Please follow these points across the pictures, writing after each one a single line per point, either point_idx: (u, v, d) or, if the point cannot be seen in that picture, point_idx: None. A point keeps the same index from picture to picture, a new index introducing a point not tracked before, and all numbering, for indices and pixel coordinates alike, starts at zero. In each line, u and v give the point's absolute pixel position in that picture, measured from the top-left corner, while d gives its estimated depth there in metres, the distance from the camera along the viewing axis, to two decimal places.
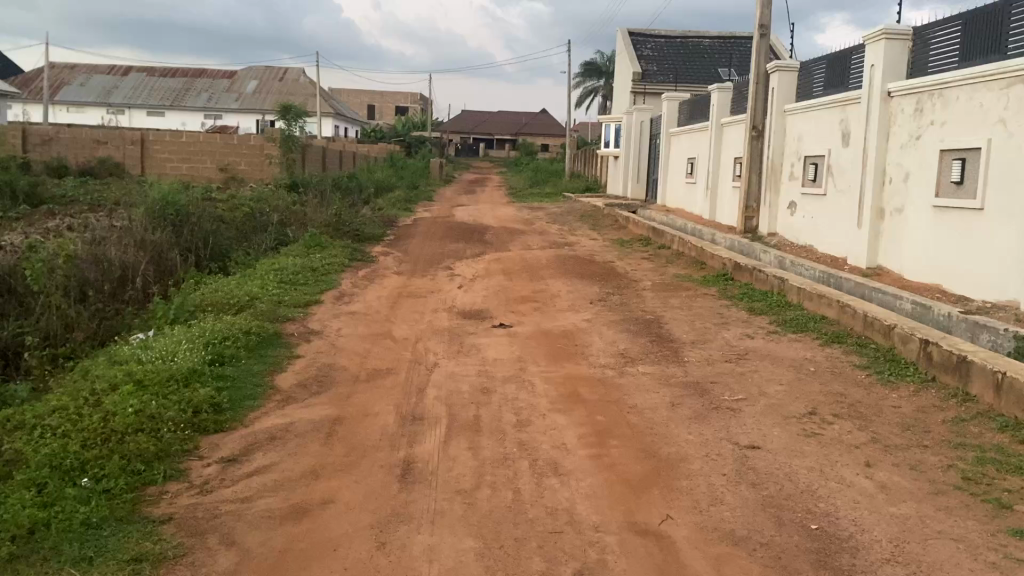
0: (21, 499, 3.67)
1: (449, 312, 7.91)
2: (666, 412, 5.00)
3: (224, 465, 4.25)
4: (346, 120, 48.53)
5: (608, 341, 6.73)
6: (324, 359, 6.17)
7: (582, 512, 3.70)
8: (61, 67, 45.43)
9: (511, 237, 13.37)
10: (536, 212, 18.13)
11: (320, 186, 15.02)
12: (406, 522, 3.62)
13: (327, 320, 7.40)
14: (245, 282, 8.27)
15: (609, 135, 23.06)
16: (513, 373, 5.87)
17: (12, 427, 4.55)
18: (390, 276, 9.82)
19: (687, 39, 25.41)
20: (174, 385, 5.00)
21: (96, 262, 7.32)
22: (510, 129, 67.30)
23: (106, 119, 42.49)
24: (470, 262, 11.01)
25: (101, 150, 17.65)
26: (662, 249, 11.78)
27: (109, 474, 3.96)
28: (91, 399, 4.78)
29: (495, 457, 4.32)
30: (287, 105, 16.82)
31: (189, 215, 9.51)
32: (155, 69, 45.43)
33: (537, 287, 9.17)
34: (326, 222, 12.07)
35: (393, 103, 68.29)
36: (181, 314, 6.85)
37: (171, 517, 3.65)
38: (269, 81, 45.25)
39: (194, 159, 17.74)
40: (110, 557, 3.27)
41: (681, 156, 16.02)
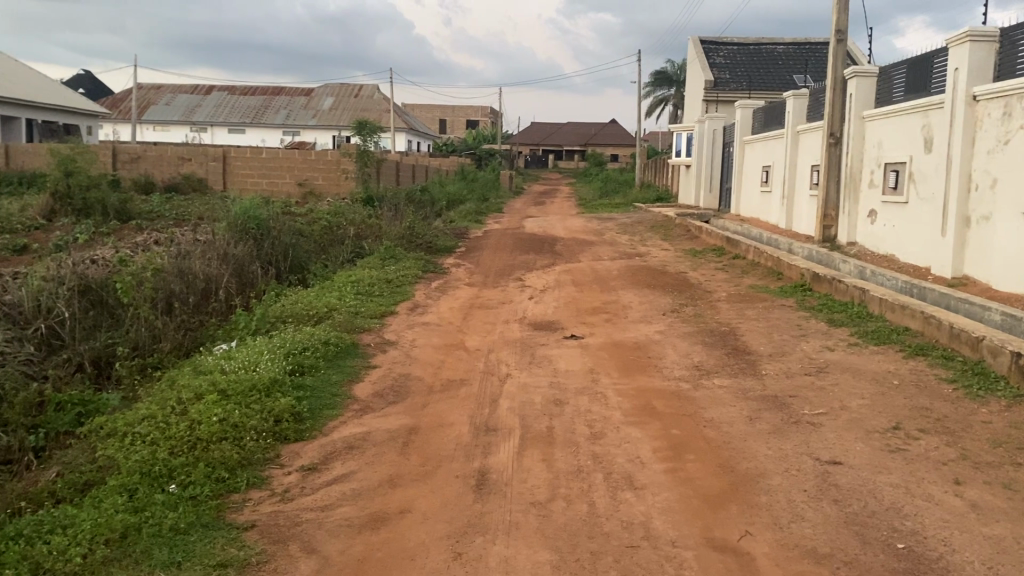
0: (114, 505, 3.81)
1: (521, 323, 7.93)
2: (743, 426, 4.90)
3: (305, 473, 4.34)
4: (419, 135, 49.23)
5: (682, 353, 6.65)
6: (400, 369, 6.26)
7: (658, 527, 3.66)
8: (148, 88, 47.31)
9: (582, 248, 13.35)
10: (606, 222, 18.05)
11: (393, 200, 15.27)
12: (482, 532, 3.64)
13: (401, 331, 7.51)
14: (323, 294, 8.45)
15: (681, 145, 22.84)
16: (586, 385, 5.84)
17: (105, 435, 4.73)
18: (462, 287, 9.91)
19: (760, 47, 25.04)
20: (256, 394, 5.13)
21: (183, 275, 7.57)
22: (580, 140, 67.24)
23: (190, 137, 44.07)
24: (542, 273, 11.04)
25: (185, 167, 18.31)
26: (736, 260, 11.61)
27: (195, 481, 4.08)
28: (178, 408, 4.93)
29: (570, 469, 4.31)
30: (362, 121, 17.16)
31: (269, 228, 9.77)
32: (236, 88, 46.91)
33: (609, 298, 9.13)
34: (400, 234, 12.26)
35: (464, 117, 68.99)
36: (262, 326, 7.04)
37: (254, 524, 3.74)
38: (344, 97, 46.23)
39: (274, 175, 18.20)
40: (198, 563, 3.37)
41: (756, 164, 15.76)
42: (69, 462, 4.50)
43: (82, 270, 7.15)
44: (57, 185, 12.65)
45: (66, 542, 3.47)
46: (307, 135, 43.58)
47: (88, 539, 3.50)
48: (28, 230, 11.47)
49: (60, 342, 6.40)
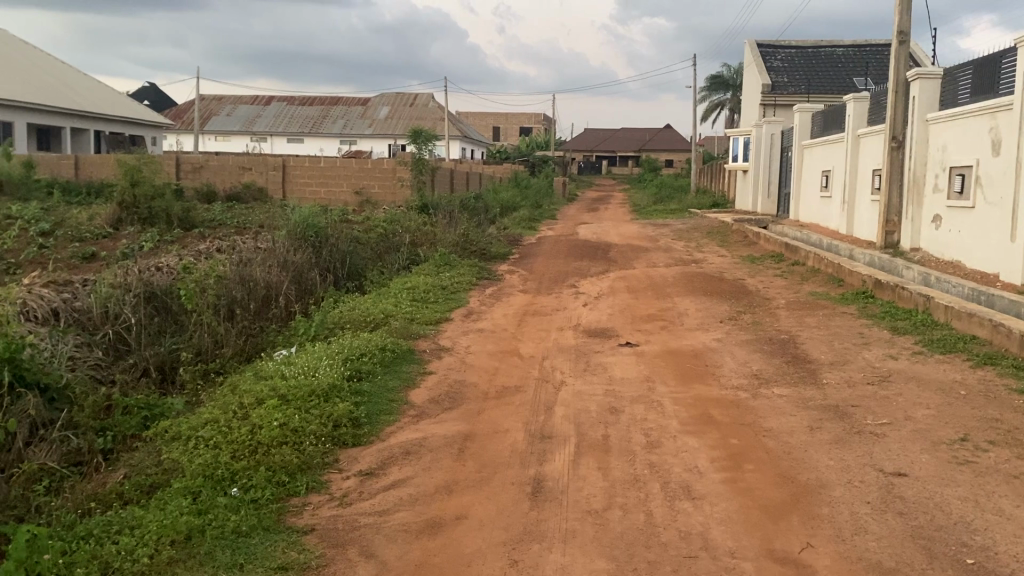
0: (179, 507, 3.90)
1: (575, 330, 7.91)
2: (803, 436, 4.81)
3: (362, 478, 4.39)
4: (473, 143, 49.54)
5: (740, 361, 6.56)
6: (455, 375, 6.29)
7: (717, 538, 3.61)
8: (210, 99, 48.43)
9: (636, 254, 13.27)
10: (661, 228, 17.92)
11: (448, 207, 15.38)
12: (537, 540, 3.63)
13: (456, 337, 7.55)
14: (379, 301, 8.55)
15: (737, 149, 22.56)
16: (642, 393, 5.79)
17: (170, 438, 4.86)
18: (516, 294, 9.92)
19: (819, 50, 24.65)
20: (315, 399, 5.22)
21: (244, 282, 7.73)
22: (635, 146, 66.90)
23: (250, 146, 44.96)
24: (596, 279, 11.00)
25: (246, 176, 18.71)
26: (795, 266, 11.42)
27: (256, 485, 4.16)
28: (240, 413, 5.04)
29: (626, 478, 4.28)
30: (418, 129, 17.32)
31: (327, 236, 9.92)
32: (294, 98, 47.80)
33: (664, 305, 9.05)
34: (455, 242, 12.34)
35: (517, 124, 69.21)
36: (321, 332, 7.16)
37: (314, 528, 3.80)
38: (399, 106, 46.76)
39: (332, 183, 18.45)
40: (259, 565, 3.43)
41: (815, 169, 15.50)
42: (136, 464, 4.61)
43: (148, 278, 7.33)
44: (124, 194, 13.02)
45: (134, 542, 3.56)
46: (364, 144, 44.25)
47: (154, 539, 3.59)
48: (97, 238, 11.82)
49: (127, 347, 6.52)
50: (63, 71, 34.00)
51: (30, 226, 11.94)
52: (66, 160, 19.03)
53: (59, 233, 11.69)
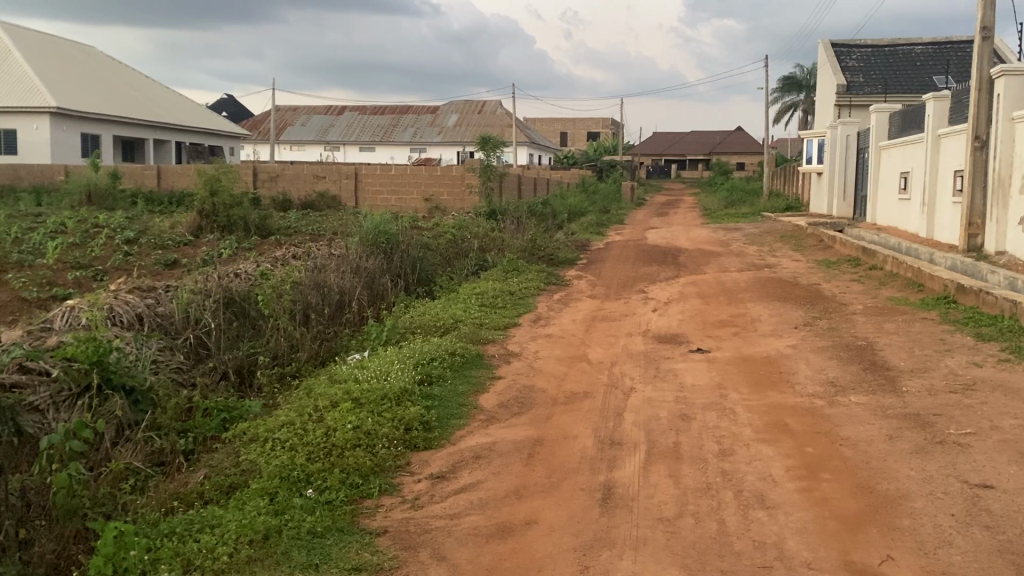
0: (257, 507, 4.00)
1: (645, 336, 7.83)
2: (883, 445, 4.67)
3: (434, 481, 4.43)
4: (540, 148, 49.61)
5: (815, 368, 6.41)
6: (524, 381, 6.30)
7: (792, 548, 3.53)
8: (285, 109, 49.73)
9: (707, 259, 13.09)
10: (732, 232, 17.65)
11: (516, 213, 15.43)
12: (608, 547, 3.61)
13: (525, 342, 7.56)
14: (448, 306, 8.63)
15: (812, 151, 22.08)
16: (714, 400, 5.71)
17: (249, 440, 5.00)
18: (584, 299, 9.90)
19: (897, 48, 23.98)
20: (387, 402, 5.30)
21: (319, 287, 7.89)
22: (705, 149, 66.04)
23: (324, 155, 45.90)
24: (665, 285, 10.88)
25: (320, 184, 19.14)
26: (872, 271, 11.10)
27: (331, 486, 4.25)
28: (315, 416, 5.15)
29: (698, 486, 4.22)
30: (486, 136, 17.43)
31: (398, 242, 10.05)
32: (365, 108, 48.67)
33: (736, 310, 8.91)
34: (523, 247, 12.38)
35: (585, 129, 69.04)
36: (392, 337, 7.30)
37: (386, 530, 3.85)
38: (468, 113, 47.12)
39: (402, 191, 18.70)
40: (334, 565, 3.50)
41: (893, 170, 15.06)
42: (216, 465, 4.74)
43: (226, 283, 7.53)
44: (204, 203, 13.42)
45: (214, 541, 3.66)
46: (433, 151, 44.79)
47: (233, 539, 3.68)
48: (178, 246, 12.22)
49: (207, 351, 6.69)
50: (147, 86, 35.31)
51: (116, 234, 12.42)
52: (149, 170, 19.73)
53: (143, 241, 12.12)
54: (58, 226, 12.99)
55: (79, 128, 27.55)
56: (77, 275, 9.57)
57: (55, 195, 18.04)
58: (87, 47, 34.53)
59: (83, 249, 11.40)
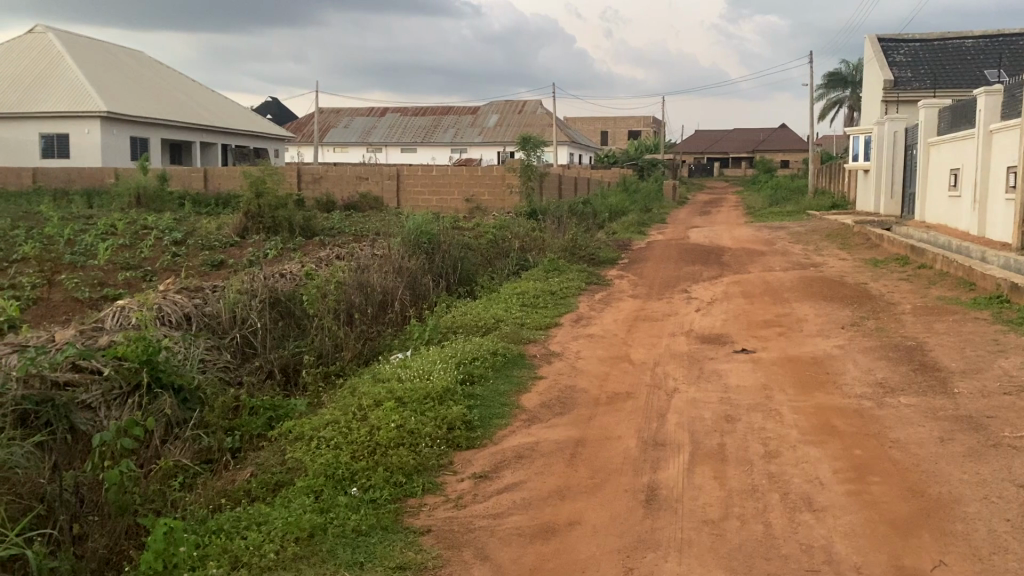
0: (303, 504, 4.05)
1: (688, 336, 7.77)
2: (934, 448, 4.57)
3: (477, 480, 4.44)
4: (581, 148, 49.50)
5: (864, 369, 6.30)
6: (566, 381, 6.29)
7: (841, 552, 3.47)
8: (329, 111, 50.34)
9: (751, 258, 12.93)
10: (777, 231, 17.41)
11: (557, 212, 15.42)
12: (653, 548, 3.59)
13: (566, 343, 7.54)
14: (490, 306, 8.65)
15: (858, 148, 21.72)
16: (760, 401, 5.63)
17: (294, 438, 5.06)
18: (627, 299, 9.85)
19: (946, 42, 23.48)
20: (430, 402, 5.33)
21: (362, 287, 7.96)
22: (748, 146, 65.30)
23: (366, 156, 46.32)
24: (709, 284, 10.79)
25: (363, 185, 19.34)
26: (922, 270, 10.88)
27: (375, 484, 4.28)
28: (358, 415, 5.20)
29: (743, 488, 4.17)
30: (527, 136, 17.43)
31: (439, 242, 10.08)
32: (407, 109, 49.01)
33: (782, 310, 8.79)
34: (564, 247, 12.36)
35: (626, 128, 68.69)
36: (434, 337, 7.34)
37: (430, 529, 3.87)
38: (509, 113, 47.17)
39: (443, 191, 18.79)
40: (378, 564, 3.53)
41: (943, 167, 14.73)
42: (262, 463, 4.80)
43: (272, 284, 7.61)
44: (250, 204, 13.62)
45: (261, 538, 3.71)
46: (474, 152, 44.92)
47: (280, 536, 3.73)
48: (225, 246, 12.41)
49: (253, 350, 6.76)
50: (194, 90, 35.94)
51: (164, 236, 12.65)
52: (196, 173, 20.08)
53: (191, 242, 12.32)
54: (109, 228, 13.28)
55: (129, 131, 28.13)
56: (127, 276, 9.77)
57: (106, 198, 18.45)
58: (137, 52, 35.26)
59: (133, 250, 11.64)
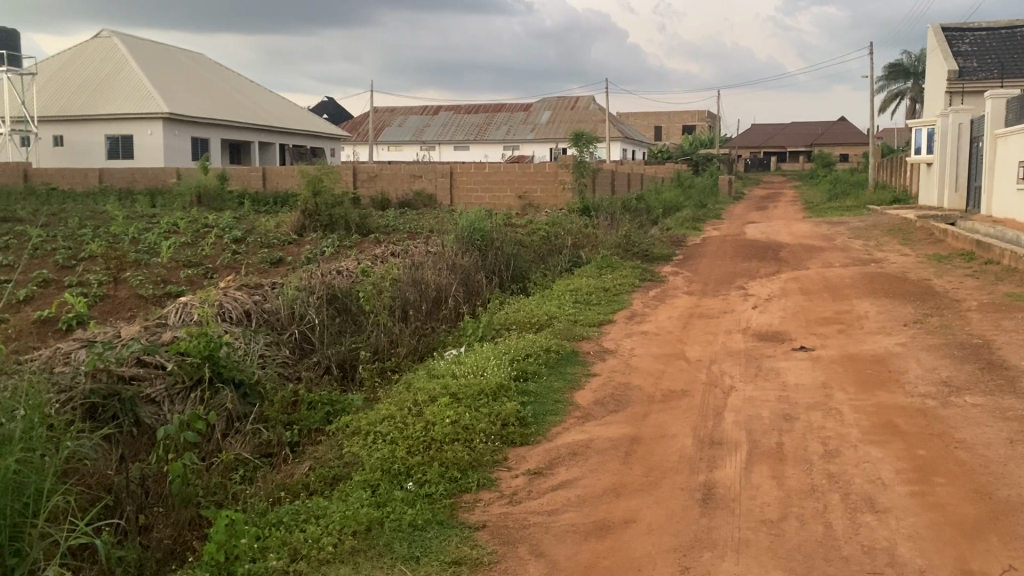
0: (360, 498, 4.10)
1: (745, 333, 7.67)
2: (1002, 449, 4.43)
3: (531, 476, 4.45)
4: (634, 144, 49.18)
5: (927, 368, 6.14)
6: (620, 378, 6.25)
7: (904, 555, 3.39)
8: (384, 110, 50.94)
9: (810, 254, 12.68)
10: (836, 226, 17.04)
11: (610, 208, 15.33)
12: (710, 548, 3.55)
13: (620, 340, 7.49)
14: (543, 302, 8.66)
15: (921, 141, 21.16)
16: (819, 400, 5.53)
17: (351, 432, 5.14)
18: (681, 295, 9.76)
19: (1015, 30, 22.71)
20: (483, 398, 5.36)
21: (416, 284, 8.02)
22: (806, 140, 64.06)
23: (420, 155, 46.76)
24: (766, 280, 10.63)
25: (417, 183, 19.50)
26: (989, 265, 10.56)
27: (431, 479, 4.31)
28: (414, 410, 5.25)
29: (803, 488, 4.10)
30: (580, 132, 17.36)
31: (492, 239, 10.11)
32: (460, 107, 49.24)
33: (842, 307, 8.61)
34: (618, 243, 12.31)
35: (680, 123, 67.99)
36: (488, 333, 7.38)
37: (485, 525, 3.88)
38: (561, 109, 47.05)
39: (496, 188, 18.83)
40: (435, 559, 3.56)
41: (1011, 160, 14.26)
42: (320, 456, 4.86)
43: (329, 280, 7.70)
44: (307, 203, 13.82)
45: (320, 531, 3.76)
46: (526, 149, 44.92)
47: (338, 529, 3.78)
48: (283, 245, 12.61)
49: (311, 345, 6.85)
50: (253, 91, 36.63)
51: (225, 234, 12.91)
52: (255, 172, 20.48)
53: (250, 240, 12.56)
54: (171, 227, 13.62)
55: (189, 132, 28.79)
56: (189, 274, 9.99)
57: (169, 197, 18.93)
58: (198, 55, 36.11)
59: (195, 248, 11.91)
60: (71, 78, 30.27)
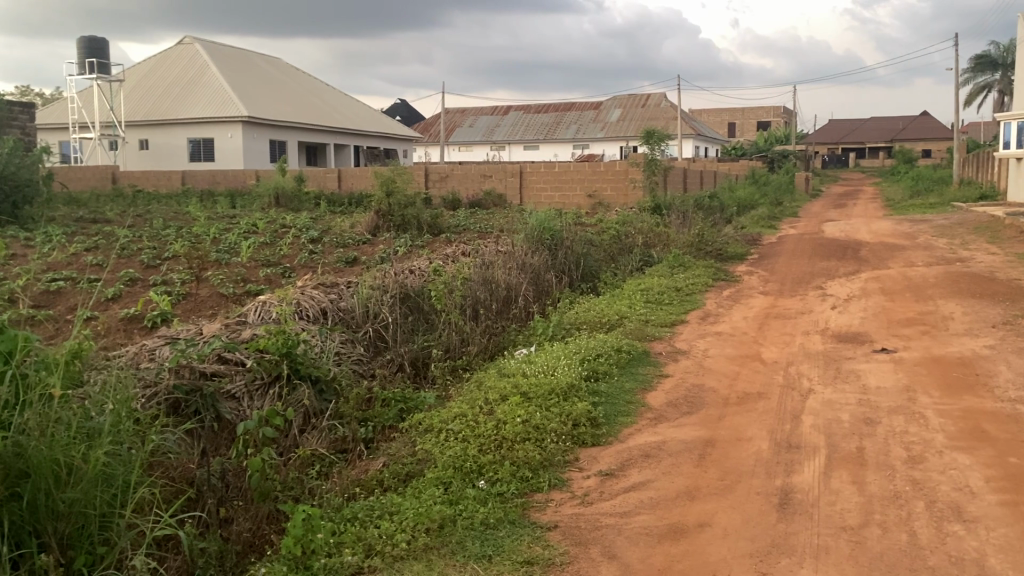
0: (433, 495, 4.14)
1: (823, 335, 7.47)
2: None
3: (603, 477, 4.42)
4: (706, 141, 48.46)
5: (1018, 371, 5.88)
6: (693, 379, 6.15)
7: (995, 567, 3.26)
8: (454, 111, 51.42)
9: (891, 253, 12.30)
10: (918, 224, 16.50)
11: (682, 207, 15.14)
12: (787, 554, 3.47)
13: (694, 340, 7.39)
14: (614, 302, 8.60)
15: (1010, 135, 20.32)
16: (902, 404, 5.35)
17: (424, 429, 5.20)
18: (757, 296, 9.57)
19: None
20: (555, 397, 5.35)
21: (487, 283, 8.06)
22: (887, 136, 62.15)
23: (490, 155, 47.11)
24: (845, 280, 10.33)
25: (487, 183, 19.61)
26: None
27: (502, 478, 4.33)
28: (485, 408, 5.28)
29: (885, 494, 3.97)
30: (651, 130, 17.16)
31: (562, 238, 10.09)
32: (530, 106, 49.33)
33: (925, 308, 8.33)
34: (690, 242, 12.13)
35: (754, 119, 66.69)
36: (558, 333, 7.39)
37: (557, 525, 3.87)
38: (632, 107, 46.66)
39: (566, 187, 18.77)
40: (507, 558, 3.57)
41: None
42: (393, 453, 4.91)
43: (402, 279, 7.78)
44: (380, 203, 14.01)
45: (393, 528, 3.81)
46: (596, 148, 44.65)
47: (411, 526, 3.82)
48: (358, 244, 12.83)
49: (385, 343, 6.93)
50: (328, 94, 37.36)
51: (301, 234, 13.19)
52: (331, 173, 20.91)
53: (326, 240, 12.81)
54: (250, 227, 13.97)
55: (267, 134, 29.54)
56: (268, 273, 10.24)
57: (248, 198, 19.44)
58: (275, 59, 37.01)
59: (273, 247, 12.19)
60: (156, 83, 31.36)
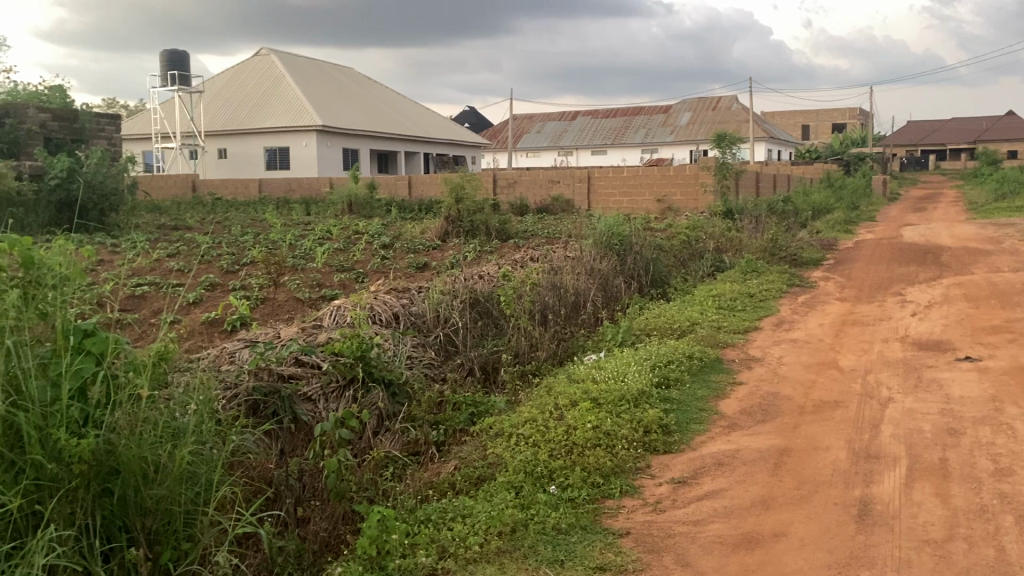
0: (505, 500, 4.16)
1: (903, 342, 7.25)
2: None
3: (675, 485, 4.38)
4: (779, 144, 47.55)
5: None
6: (768, 387, 6.04)
7: None
8: (523, 117, 51.77)
9: (975, 259, 11.85)
10: (1004, 228, 15.88)
11: (755, 211, 14.88)
12: (868, 567, 3.38)
13: (767, 347, 7.26)
14: (685, 308, 8.51)
15: None
16: (988, 414, 5.16)
17: (495, 433, 5.23)
18: (832, 302, 9.34)
19: None
20: (626, 403, 5.32)
21: (556, 288, 8.06)
22: (969, 137, 59.98)
23: (558, 160, 47.42)
24: (925, 286, 10.00)
25: (555, 189, 19.60)
26: None
27: (573, 484, 4.32)
28: (555, 414, 5.28)
29: (970, 507, 3.83)
30: (722, 133, 16.90)
31: (632, 243, 10.02)
32: (599, 111, 49.25)
33: (1012, 315, 8.00)
34: (763, 247, 11.93)
35: (829, 121, 65.15)
36: (627, 339, 7.34)
37: (628, 532, 3.85)
38: (702, 110, 46.13)
39: (634, 193, 18.64)
40: (579, 563, 3.56)
41: None
42: (464, 456, 4.95)
43: (471, 284, 7.83)
44: (450, 209, 14.13)
45: (466, 530, 3.84)
46: (665, 151, 44.21)
47: (484, 530, 3.85)
48: (428, 249, 12.97)
49: (455, 347, 6.98)
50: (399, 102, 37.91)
51: (374, 240, 13.40)
52: (401, 180, 21.21)
53: (397, 246, 13.01)
54: (324, 233, 14.27)
55: (340, 143, 30.12)
56: (342, 278, 10.44)
57: (322, 205, 19.85)
58: (347, 69, 37.75)
59: (347, 253, 12.43)
60: (234, 94, 32.27)
